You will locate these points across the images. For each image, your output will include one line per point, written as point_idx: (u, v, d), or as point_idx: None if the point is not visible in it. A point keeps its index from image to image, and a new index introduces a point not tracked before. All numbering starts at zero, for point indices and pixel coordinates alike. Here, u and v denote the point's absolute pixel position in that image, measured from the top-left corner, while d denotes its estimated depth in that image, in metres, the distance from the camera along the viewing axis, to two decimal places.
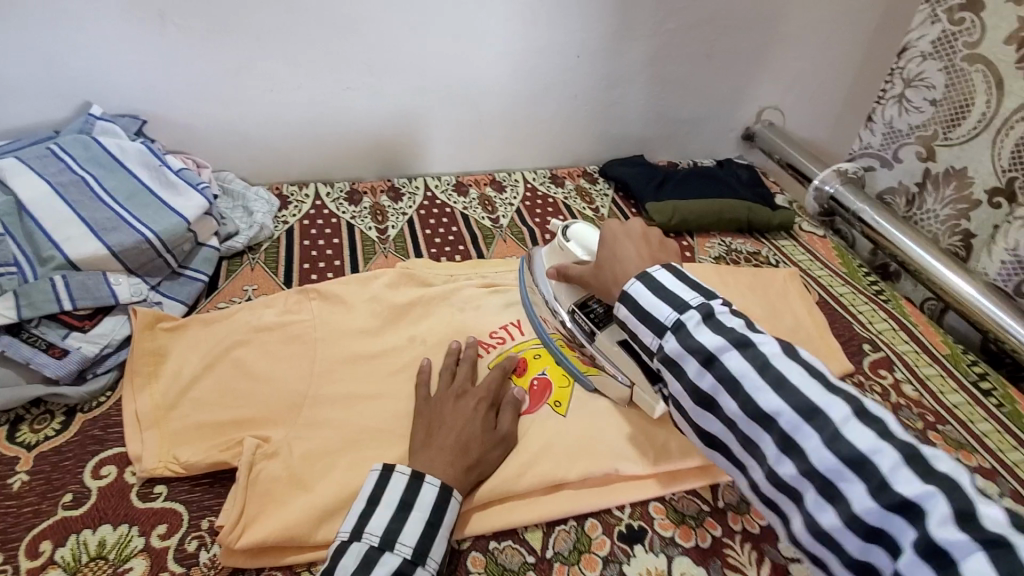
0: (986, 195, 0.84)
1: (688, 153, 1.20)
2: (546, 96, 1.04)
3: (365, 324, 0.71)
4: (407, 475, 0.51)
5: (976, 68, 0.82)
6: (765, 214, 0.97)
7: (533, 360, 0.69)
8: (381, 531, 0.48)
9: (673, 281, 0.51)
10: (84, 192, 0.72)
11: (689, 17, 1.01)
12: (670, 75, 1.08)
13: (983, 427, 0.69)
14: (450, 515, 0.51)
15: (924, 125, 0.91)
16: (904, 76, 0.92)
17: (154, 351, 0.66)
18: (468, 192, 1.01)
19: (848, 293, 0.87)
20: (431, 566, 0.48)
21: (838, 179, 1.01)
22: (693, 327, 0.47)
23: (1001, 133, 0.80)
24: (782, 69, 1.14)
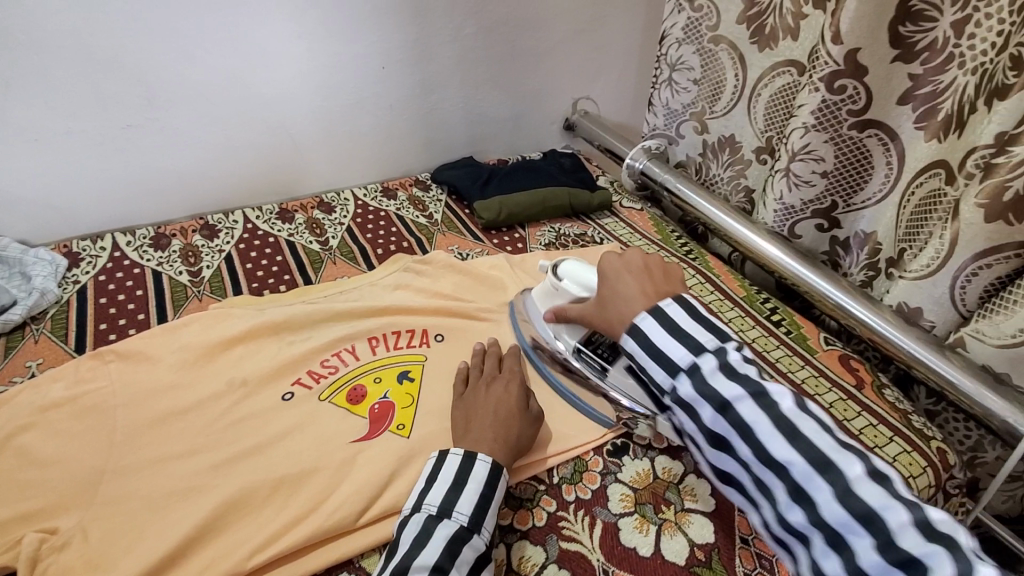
0: (753, 155, 0.97)
1: (517, 148, 1.25)
2: (360, 110, 1.02)
3: (175, 377, 0.66)
4: (460, 455, 0.55)
5: (721, 47, 0.94)
6: (585, 198, 1.03)
7: (373, 385, 0.68)
8: (441, 502, 0.51)
9: (682, 315, 0.53)
10: None
11: (485, 20, 1.05)
12: (481, 77, 1.11)
13: (776, 353, 0.78)
14: (501, 489, 0.54)
15: (693, 103, 1.03)
16: (668, 61, 1.03)
17: None
18: (293, 218, 0.97)
19: (663, 257, 0.96)
20: (484, 536, 0.51)
21: (645, 156, 1.11)
22: (708, 373, 0.48)
23: (751, 100, 0.93)
24: (586, 61, 1.21)
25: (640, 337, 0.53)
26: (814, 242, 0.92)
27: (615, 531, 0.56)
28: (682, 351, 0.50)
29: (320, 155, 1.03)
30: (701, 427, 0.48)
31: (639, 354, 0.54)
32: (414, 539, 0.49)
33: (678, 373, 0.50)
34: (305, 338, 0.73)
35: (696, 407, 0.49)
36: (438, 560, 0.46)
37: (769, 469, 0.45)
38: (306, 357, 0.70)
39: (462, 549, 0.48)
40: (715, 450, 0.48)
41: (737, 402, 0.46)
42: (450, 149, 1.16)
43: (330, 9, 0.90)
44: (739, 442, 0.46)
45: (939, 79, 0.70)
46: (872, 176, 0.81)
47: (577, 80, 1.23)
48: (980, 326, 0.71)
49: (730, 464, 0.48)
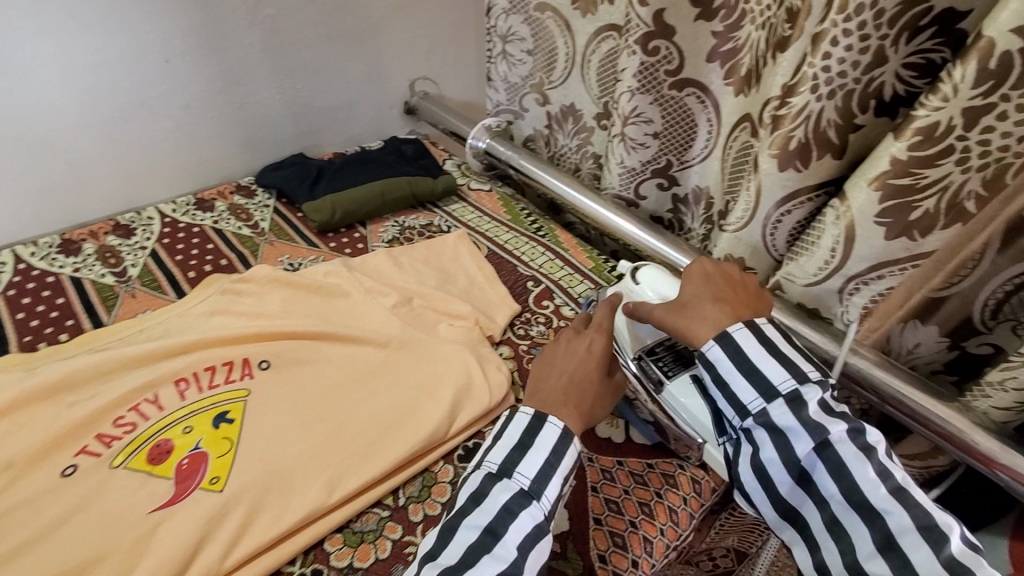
0: (594, 122, 1.08)
1: (356, 138, 1.40)
2: (166, 119, 1.12)
3: (30, 446, 0.69)
4: (530, 414, 0.64)
5: (546, 15, 1.04)
6: (427, 184, 1.18)
7: (184, 436, 0.73)
8: (555, 468, 0.61)
9: (758, 353, 0.63)
10: None
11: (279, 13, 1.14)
12: (290, 66, 1.21)
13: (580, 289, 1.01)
14: (571, 455, 0.62)
15: (530, 75, 1.14)
16: (499, 33, 1.13)
17: None
18: (82, 249, 1.01)
19: (513, 238, 1.12)
20: (545, 502, 0.60)
21: (487, 134, 1.23)
22: (805, 398, 0.60)
23: (585, 66, 1.04)
24: (413, 39, 1.34)
25: (730, 348, 0.64)
26: (658, 201, 1.06)
27: None
28: (784, 378, 0.62)
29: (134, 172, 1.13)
30: (791, 461, 0.60)
31: (724, 365, 0.64)
32: (477, 487, 0.60)
33: (777, 399, 0.61)
34: (132, 375, 0.77)
35: (790, 434, 0.60)
36: (490, 520, 0.57)
37: (854, 515, 0.58)
38: (143, 387, 0.76)
39: (531, 509, 0.59)
40: (791, 484, 0.61)
41: (807, 393, 0.61)
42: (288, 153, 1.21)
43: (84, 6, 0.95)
44: (829, 482, 0.59)
45: (736, 35, 0.83)
46: (697, 134, 0.95)
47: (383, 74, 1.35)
48: (790, 270, 0.83)
49: (806, 504, 0.62)
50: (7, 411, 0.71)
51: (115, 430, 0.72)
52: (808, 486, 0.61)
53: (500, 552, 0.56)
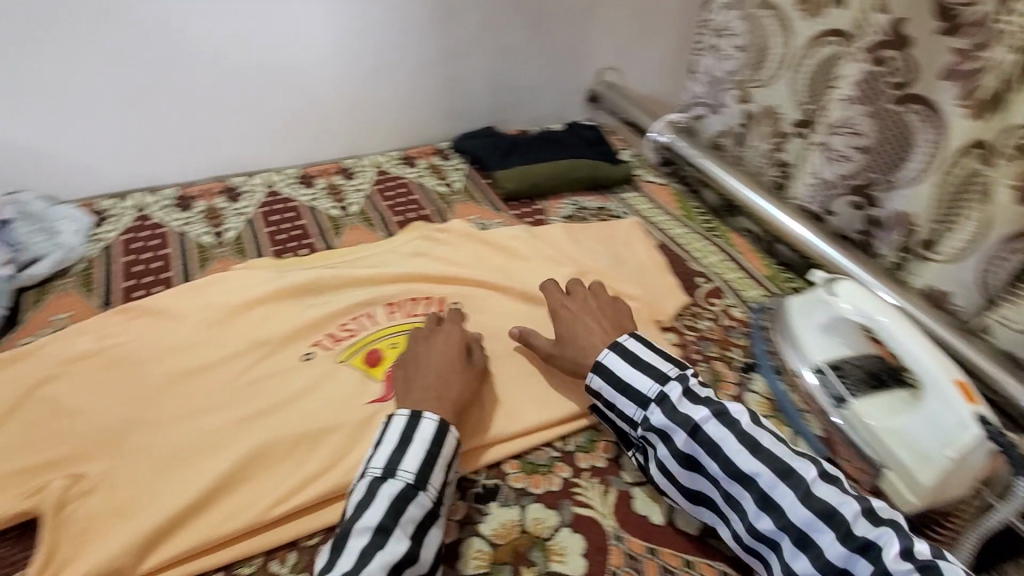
0: (795, 128, 0.94)
1: (535, 120, 1.21)
2: (385, 75, 1.01)
3: (188, 337, 0.67)
4: (406, 416, 0.54)
5: (767, 13, 0.94)
6: (608, 169, 1.02)
7: (387, 351, 0.68)
8: (413, 467, 0.51)
9: (622, 366, 0.59)
10: None
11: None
12: (505, 45, 1.08)
13: (752, 294, 0.84)
14: (445, 451, 0.53)
15: (737, 71, 1.01)
16: (712, 27, 1.03)
17: None
18: (314, 183, 0.97)
19: (685, 234, 0.94)
20: (431, 492, 0.51)
21: (670, 130, 1.10)
22: (675, 400, 0.56)
23: (797, 69, 0.91)
24: (614, 27, 1.17)
25: (607, 373, 0.59)
26: (850, 220, 0.88)
27: (629, 500, 0.57)
28: (650, 383, 0.57)
29: (315, 113, 0.99)
30: (671, 451, 0.54)
31: (607, 391, 0.59)
32: (359, 500, 0.49)
33: (650, 404, 0.56)
34: (326, 303, 0.73)
35: (664, 429, 0.55)
36: (383, 520, 0.47)
37: (736, 482, 0.51)
38: (323, 321, 0.71)
39: (414, 509, 0.49)
40: (686, 472, 0.54)
41: (706, 424, 0.53)
42: (472, 119, 1.13)
43: None
44: (708, 460, 0.52)
45: (983, 55, 0.68)
46: (912, 154, 0.77)
47: (603, 46, 1.19)
48: (1005, 312, 0.70)
49: (704, 484, 0.53)
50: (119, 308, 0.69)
51: (248, 361, 0.65)
52: (738, 502, 0.51)
53: (402, 530, 0.47)
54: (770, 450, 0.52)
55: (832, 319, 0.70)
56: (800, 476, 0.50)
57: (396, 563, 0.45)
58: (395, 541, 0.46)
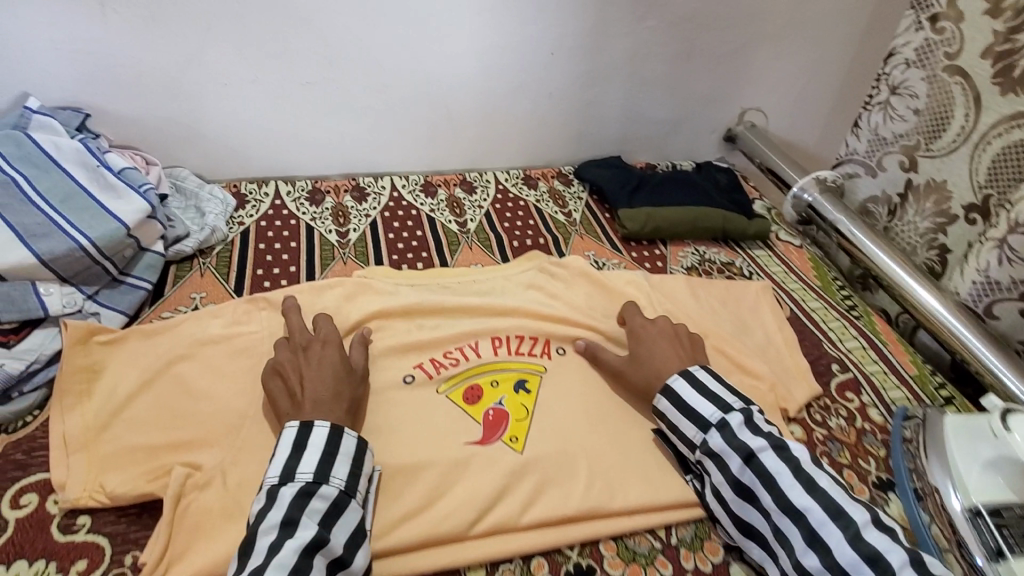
0: (963, 211, 0.85)
1: (665, 154, 1.15)
2: (522, 95, 0.98)
3: None
4: (327, 428, 0.54)
5: (955, 80, 0.82)
6: (741, 224, 0.94)
7: (490, 389, 0.67)
8: (313, 464, 0.51)
9: (691, 392, 0.62)
10: (13, 195, 0.64)
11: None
12: (650, 75, 1.02)
13: (895, 395, 0.74)
14: (347, 443, 0.54)
15: (907, 135, 0.91)
16: (889, 83, 0.92)
17: (88, 367, 0.61)
18: (436, 193, 0.97)
19: (821, 308, 0.85)
20: (336, 482, 0.51)
21: (816, 188, 1.00)
22: (736, 426, 0.59)
23: (980, 147, 0.80)
24: (769, 69, 1.09)
25: (674, 395, 0.63)
26: (1018, 326, 0.79)
27: None
28: (712, 410, 0.60)
29: (449, 125, 0.98)
30: (728, 479, 0.58)
31: (672, 412, 0.63)
32: (287, 507, 0.48)
33: (710, 428, 0.60)
34: (436, 325, 0.73)
35: (725, 456, 0.58)
36: (287, 515, 0.48)
37: (786, 516, 0.54)
38: (431, 344, 0.70)
39: (315, 505, 0.49)
40: (738, 500, 0.57)
41: (762, 453, 0.57)
42: (600, 146, 1.09)
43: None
44: (763, 491, 0.55)
45: None
46: None
47: (752, 85, 1.10)
48: None
49: (756, 517, 0.55)
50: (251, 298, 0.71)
51: None
52: (788, 539, 0.53)
53: (305, 522, 0.48)
54: (825, 489, 0.54)
55: (999, 457, 0.59)
56: (851, 519, 0.52)
57: (306, 549, 0.46)
58: (302, 531, 0.47)
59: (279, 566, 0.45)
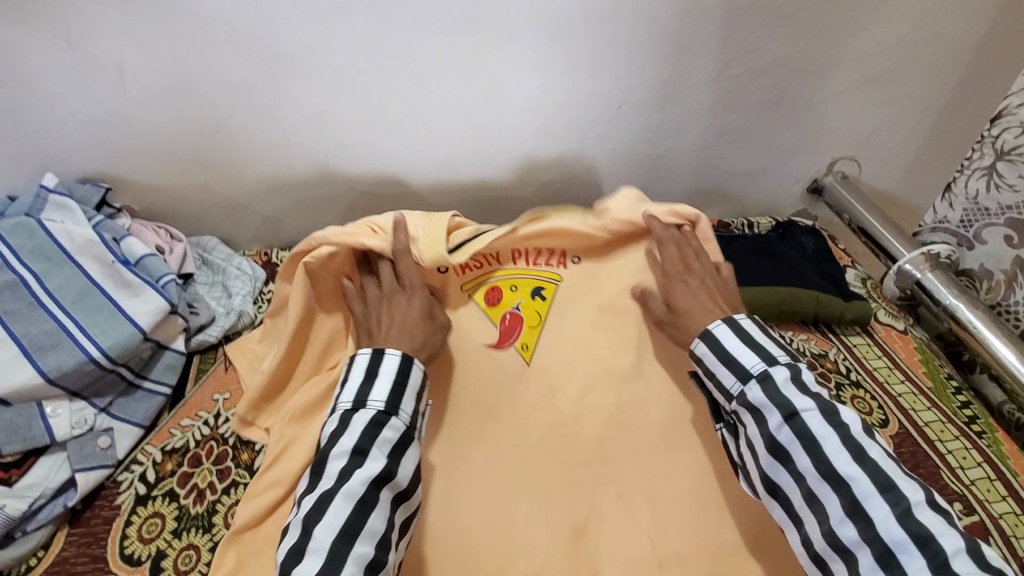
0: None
1: (739, 208, 1.02)
2: (584, 151, 0.87)
3: None
4: (398, 356, 0.57)
5: None
6: (836, 307, 0.80)
7: (510, 292, 0.69)
8: (383, 395, 0.54)
9: (732, 343, 0.58)
10: (21, 298, 0.59)
11: (768, 16, 0.77)
12: (730, 125, 0.89)
13: None
14: (413, 377, 0.57)
15: (1020, 206, 0.79)
16: (996, 147, 0.79)
17: (174, 489, 0.58)
18: None
19: (936, 421, 0.72)
20: (404, 417, 0.54)
21: (927, 263, 0.85)
22: (780, 382, 0.54)
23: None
24: (870, 114, 0.93)
25: (712, 342, 0.60)
26: None
27: None
28: (757, 361, 0.56)
29: (499, 182, 0.88)
30: (764, 435, 0.53)
31: (709, 358, 0.59)
32: (359, 432, 0.51)
33: (749, 380, 0.55)
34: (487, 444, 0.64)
35: (763, 412, 0.54)
36: (358, 444, 0.51)
37: (826, 482, 0.49)
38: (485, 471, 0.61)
39: (385, 435, 0.52)
40: (770, 459, 0.53)
41: (805, 413, 0.52)
42: (666, 202, 0.97)
43: (611, 36, 0.74)
44: (800, 453, 0.51)
45: None
46: None
47: (847, 134, 0.95)
48: None
49: (785, 480, 0.52)
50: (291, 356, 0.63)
51: None
52: (821, 503, 0.49)
53: (377, 452, 0.51)
54: (874, 460, 0.49)
55: None
56: (907, 505, 0.46)
57: (373, 479, 0.49)
58: (372, 461, 0.50)
59: (349, 492, 0.48)
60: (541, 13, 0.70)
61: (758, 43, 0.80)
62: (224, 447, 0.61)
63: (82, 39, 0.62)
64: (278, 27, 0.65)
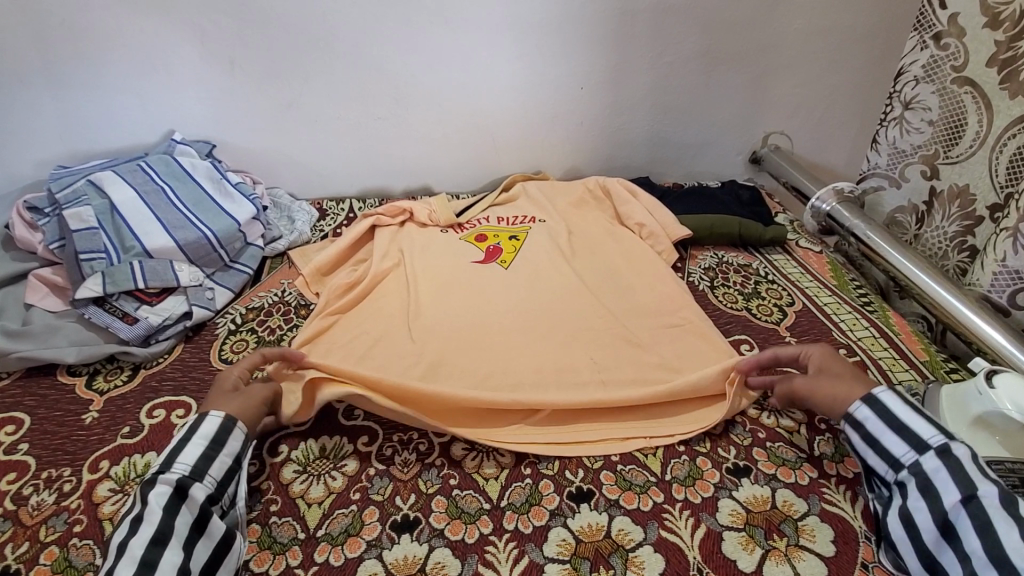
0: (989, 212, 0.89)
1: (691, 176, 1.26)
2: (559, 124, 1.13)
3: (378, 319, 0.85)
4: (192, 420, 0.59)
5: (965, 90, 0.90)
6: (758, 229, 1.01)
7: (493, 236, 1.03)
8: (164, 459, 0.55)
9: (903, 409, 0.58)
10: (161, 198, 0.85)
11: (693, 15, 1.04)
12: (674, 103, 1.15)
13: (903, 376, 0.78)
14: (203, 429, 0.58)
15: (925, 145, 0.99)
16: (902, 99, 1.02)
17: (245, 338, 0.80)
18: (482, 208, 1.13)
19: (833, 302, 0.91)
20: (182, 467, 0.54)
21: (834, 198, 1.06)
22: (960, 457, 0.53)
23: (995, 150, 0.86)
24: (787, 95, 1.18)
25: (880, 408, 0.59)
26: None
27: (718, 540, 0.57)
28: (935, 434, 0.55)
29: (494, 149, 1.14)
30: (934, 511, 0.51)
31: (874, 423, 0.58)
32: (139, 498, 0.51)
33: (928, 450, 0.54)
34: (476, 310, 0.88)
35: (940, 486, 0.52)
36: (135, 511, 0.51)
37: (995, 569, 0.47)
38: (472, 326, 0.85)
39: (158, 489, 0.52)
40: (936, 535, 0.51)
41: (985, 497, 0.50)
42: (629, 169, 1.22)
43: (571, 32, 1.02)
44: (973, 537, 0.48)
45: None
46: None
47: (774, 111, 1.20)
48: None
49: (952, 564, 0.49)
50: (338, 260, 0.95)
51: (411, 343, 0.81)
52: None
53: (151, 507, 0.50)
54: None
55: (989, 416, 0.62)
56: None
57: (153, 539, 0.48)
58: (144, 522, 0.49)
59: (130, 562, 0.47)
60: (519, 16, 0.99)
61: (688, 35, 1.06)
62: (288, 307, 0.87)
63: (210, 38, 0.93)
64: (338, 29, 0.96)
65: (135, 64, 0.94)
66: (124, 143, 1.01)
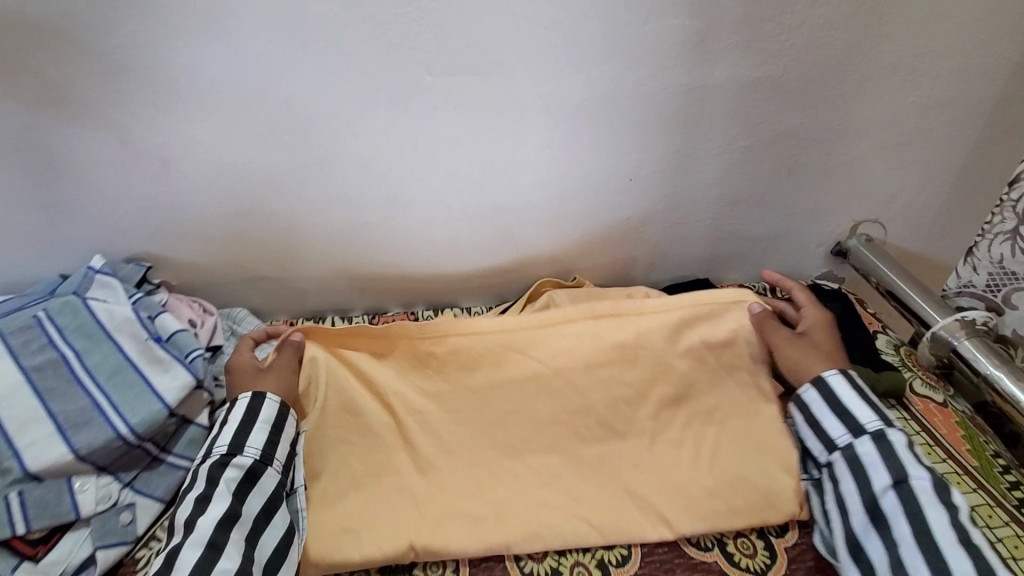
0: None
1: (759, 273, 1.01)
2: (599, 221, 0.89)
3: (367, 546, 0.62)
4: (249, 397, 0.66)
5: None
6: (868, 378, 0.77)
7: None
8: (228, 440, 0.62)
9: (848, 394, 0.67)
10: (62, 377, 0.62)
11: (776, 91, 0.79)
12: (744, 194, 0.90)
13: None
14: (266, 412, 0.65)
15: None
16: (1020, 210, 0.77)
17: None
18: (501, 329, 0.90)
19: (982, 505, 0.68)
20: (251, 451, 0.62)
21: (962, 330, 0.82)
22: (891, 441, 0.63)
23: None
24: (885, 179, 0.93)
25: (827, 391, 0.68)
26: None
27: None
28: (870, 417, 0.65)
29: (514, 253, 0.90)
30: (866, 494, 0.61)
31: (818, 404, 0.69)
32: (206, 481, 0.59)
33: (863, 436, 0.64)
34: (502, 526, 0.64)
35: (871, 469, 0.62)
36: (206, 491, 0.58)
37: (919, 549, 0.56)
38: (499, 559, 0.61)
39: (228, 475, 0.59)
40: (865, 521, 0.60)
41: (913, 480, 0.60)
42: (682, 268, 0.98)
43: (619, 114, 0.77)
44: (902, 521, 0.58)
45: None
46: None
47: (867, 199, 0.95)
48: None
49: (876, 546, 0.59)
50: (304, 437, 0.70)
51: None
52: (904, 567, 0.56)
53: (221, 492, 0.58)
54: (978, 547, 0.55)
55: None
56: None
57: (221, 520, 0.56)
58: (216, 503, 0.57)
59: (197, 541, 0.54)
60: (551, 100, 0.74)
61: (769, 116, 0.81)
62: None
63: (133, 137, 0.69)
64: (307, 120, 0.71)
65: (33, 173, 0.70)
66: (34, 268, 0.77)
